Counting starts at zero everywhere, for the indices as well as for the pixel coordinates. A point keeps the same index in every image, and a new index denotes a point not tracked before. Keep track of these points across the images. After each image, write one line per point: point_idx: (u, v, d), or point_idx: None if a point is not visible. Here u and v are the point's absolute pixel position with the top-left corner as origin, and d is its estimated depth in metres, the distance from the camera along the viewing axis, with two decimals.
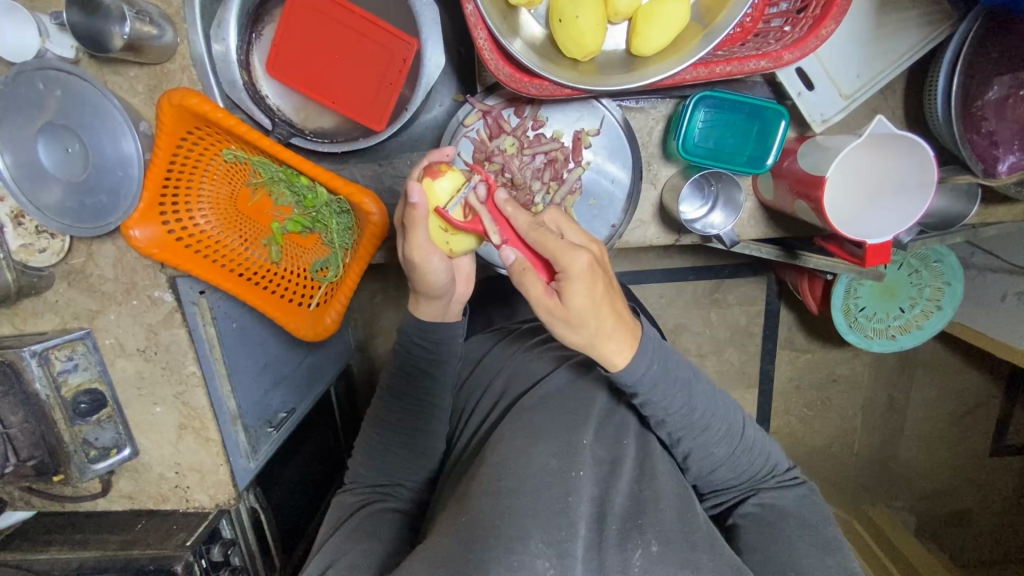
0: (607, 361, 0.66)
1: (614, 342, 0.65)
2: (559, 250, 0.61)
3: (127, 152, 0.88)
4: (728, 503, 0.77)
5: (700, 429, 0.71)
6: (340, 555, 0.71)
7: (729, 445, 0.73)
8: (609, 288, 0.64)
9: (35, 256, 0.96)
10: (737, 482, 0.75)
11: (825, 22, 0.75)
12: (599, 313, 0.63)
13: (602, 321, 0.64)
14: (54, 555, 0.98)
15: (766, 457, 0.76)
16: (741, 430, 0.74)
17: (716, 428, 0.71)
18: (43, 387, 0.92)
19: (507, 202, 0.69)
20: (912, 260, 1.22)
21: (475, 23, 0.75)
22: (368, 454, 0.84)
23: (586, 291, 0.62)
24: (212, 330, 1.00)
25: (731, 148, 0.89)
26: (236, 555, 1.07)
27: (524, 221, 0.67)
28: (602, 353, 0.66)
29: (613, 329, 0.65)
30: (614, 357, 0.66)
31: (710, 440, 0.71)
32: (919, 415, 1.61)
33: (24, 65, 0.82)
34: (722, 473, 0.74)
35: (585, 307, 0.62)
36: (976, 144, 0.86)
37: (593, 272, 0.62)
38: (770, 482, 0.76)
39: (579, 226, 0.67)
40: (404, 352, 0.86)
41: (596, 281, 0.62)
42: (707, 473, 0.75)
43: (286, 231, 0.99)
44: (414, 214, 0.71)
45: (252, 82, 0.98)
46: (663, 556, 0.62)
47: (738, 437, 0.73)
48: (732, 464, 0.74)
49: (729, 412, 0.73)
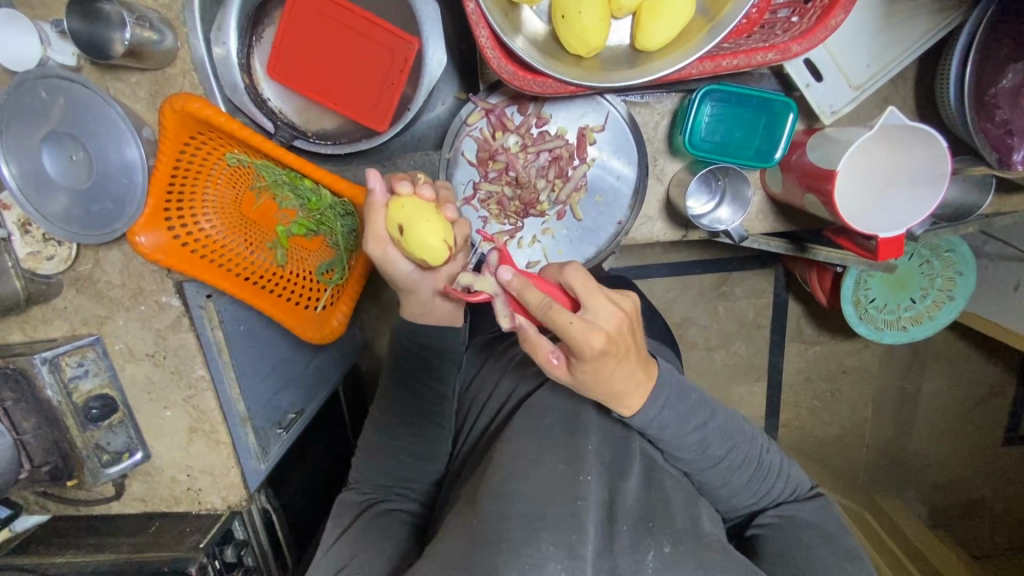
0: (618, 410, 0.66)
1: (630, 395, 0.64)
2: (573, 333, 0.57)
3: (130, 159, 0.88)
4: (743, 518, 0.76)
5: (722, 462, 0.71)
6: (351, 556, 0.72)
7: (748, 473, 0.72)
8: (624, 354, 0.60)
9: (42, 264, 0.96)
10: (754, 500, 0.74)
11: (835, 12, 0.73)
12: (612, 379, 0.62)
13: (615, 381, 0.62)
14: (69, 558, 0.99)
15: (787, 478, 0.75)
16: (759, 456, 0.73)
17: (734, 459, 0.71)
18: (55, 394, 0.92)
19: (514, 278, 0.61)
20: (924, 250, 1.21)
21: (478, 21, 0.74)
22: (370, 457, 0.84)
23: (593, 366, 0.59)
24: (220, 334, 0.99)
25: (738, 142, 0.88)
26: (249, 555, 1.08)
27: (536, 300, 0.59)
28: (618, 402, 0.64)
29: (631, 376, 0.63)
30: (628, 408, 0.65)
31: (726, 470, 0.71)
32: (931, 406, 1.59)
33: (25, 74, 0.81)
34: (743, 497, 0.73)
35: (599, 376, 0.61)
36: (990, 133, 0.84)
37: (609, 351, 0.58)
38: (791, 498, 0.75)
39: (604, 293, 0.59)
40: (404, 363, 0.86)
41: (613, 354, 0.59)
42: (724, 500, 0.74)
43: (291, 234, 0.98)
44: (371, 199, 0.73)
45: (254, 85, 0.99)
46: (676, 557, 0.61)
47: (756, 463, 0.73)
48: (751, 490, 0.73)
49: (751, 440, 0.73)
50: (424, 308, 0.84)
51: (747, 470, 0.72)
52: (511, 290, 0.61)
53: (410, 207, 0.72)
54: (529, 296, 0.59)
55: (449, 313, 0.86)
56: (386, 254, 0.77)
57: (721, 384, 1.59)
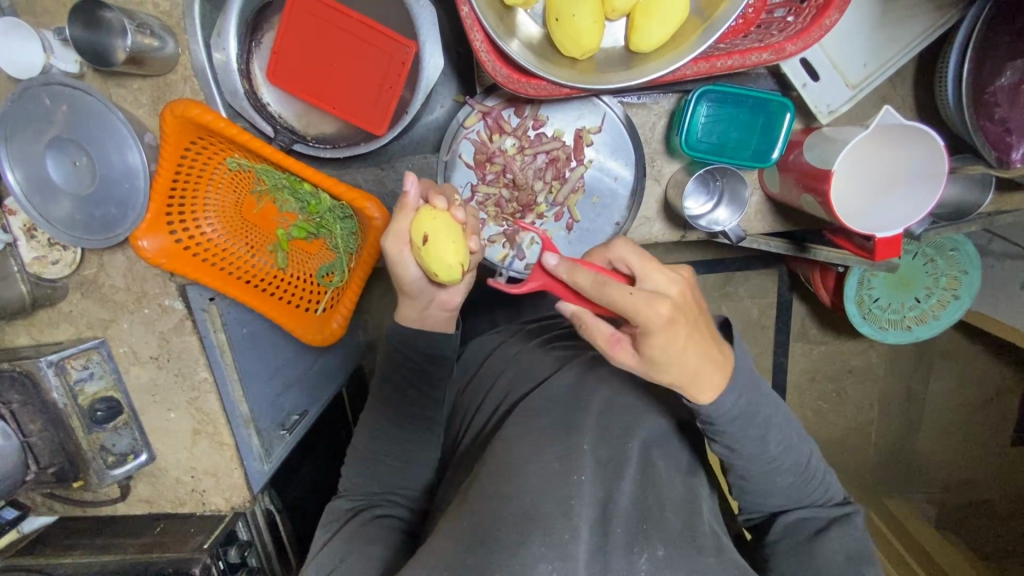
0: (694, 397, 0.64)
1: (708, 373, 0.63)
2: (634, 308, 0.56)
3: (132, 164, 0.89)
4: (766, 517, 0.76)
5: (772, 457, 0.70)
6: (339, 561, 0.72)
7: (793, 474, 0.71)
8: (694, 327, 0.59)
9: (48, 268, 0.98)
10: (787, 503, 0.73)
11: (829, 12, 0.73)
12: (683, 359, 0.60)
13: (690, 357, 0.60)
14: (76, 559, 1.00)
15: (824, 486, 0.74)
16: (806, 462, 0.72)
17: (784, 461, 0.70)
18: (61, 396, 0.94)
19: (559, 263, 0.62)
20: (928, 249, 1.20)
21: (472, 25, 0.74)
22: (371, 462, 0.83)
23: (665, 342, 0.57)
24: (222, 336, 1.00)
25: (735, 142, 0.87)
26: (253, 557, 1.08)
27: (585, 280, 0.59)
28: (695, 386, 0.63)
29: (700, 363, 0.61)
30: (703, 392, 0.64)
31: (774, 471, 0.70)
32: (936, 408, 1.58)
33: (30, 81, 0.83)
34: (776, 499, 0.73)
35: (674, 355, 0.59)
36: (989, 132, 0.84)
37: (677, 320, 0.57)
38: (824, 505, 0.74)
39: (656, 263, 0.59)
40: (395, 363, 0.85)
41: (681, 323, 0.57)
42: (760, 499, 0.73)
43: (292, 237, 1.00)
44: (404, 202, 0.74)
45: (253, 90, 0.99)
46: (669, 559, 0.62)
47: (802, 468, 0.72)
48: (787, 493, 0.72)
49: (801, 445, 0.72)
50: (419, 315, 0.83)
51: (792, 474, 0.71)
52: (561, 274, 0.61)
53: (438, 223, 0.72)
54: (579, 278, 0.60)
55: (444, 323, 0.85)
56: (404, 260, 0.76)
57: None
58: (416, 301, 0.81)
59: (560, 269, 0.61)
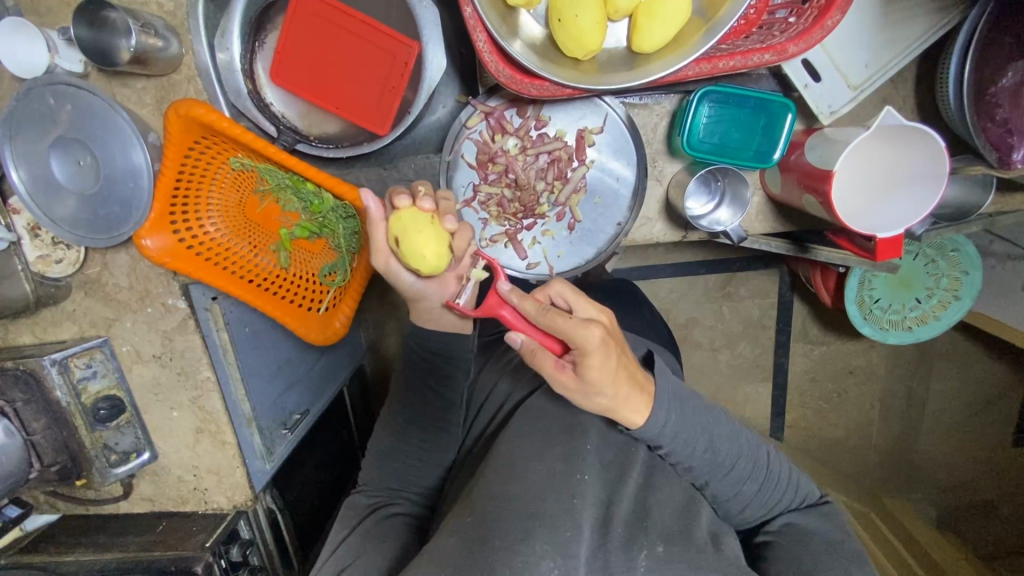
0: (627, 421, 0.66)
1: (633, 406, 0.66)
2: (573, 329, 0.61)
3: (137, 164, 0.88)
4: (753, 525, 0.76)
5: (726, 470, 0.70)
6: (357, 555, 0.72)
7: (756, 481, 0.72)
8: (624, 361, 0.64)
9: (52, 267, 0.98)
10: (765, 511, 0.74)
11: (831, 13, 0.73)
12: (611, 390, 0.63)
13: (620, 389, 0.64)
14: (78, 556, 1.00)
15: (795, 487, 0.75)
16: (766, 463, 0.74)
17: (741, 468, 0.71)
18: (64, 394, 0.94)
19: (512, 290, 0.66)
20: (928, 249, 1.20)
21: (474, 26, 0.74)
22: (382, 457, 0.85)
23: (601, 366, 0.61)
24: (225, 336, 1.01)
25: (736, 143, 0.88)
26: (255, 555, 1.09)
27: (531, 307, 0.64)
28: (622, 415, 0.66)
29: (629, 397, 0.65)
30: (632, 417, 0.66)
31: (738, 479, 0.71)
32: (936, 411, 1.59)
33: (34, 81, 0.83)
34: (754, 509, 0.73)
35: (605, 380, 0.62)
36: (990, 132, 0.84)
37: (607, 346, 0.61)
38: (798, 506, 0.75)
39: (588, 297, 0.65)
40: (411, 363, 0.86)
41: (612, 351, 0.62)
42: (737, 511, 0.74)
43: (294, 237, 0.99)
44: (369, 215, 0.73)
45: (257, 90, 0.99)
46: (669, 558, 0.62)
47: (764, 472, 0.73)
48: (762, 500, 0.73)
49: (754, 449, 0.73)
50: (431, 314, 0.84)
51: (758, 479, 0.72)
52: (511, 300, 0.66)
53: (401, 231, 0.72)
54: (528, 305, 0.65)
55: (456, 321, 0.85)
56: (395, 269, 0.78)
57: (725, 385, 1.59)
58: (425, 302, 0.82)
59: (511, 295, 0.66)
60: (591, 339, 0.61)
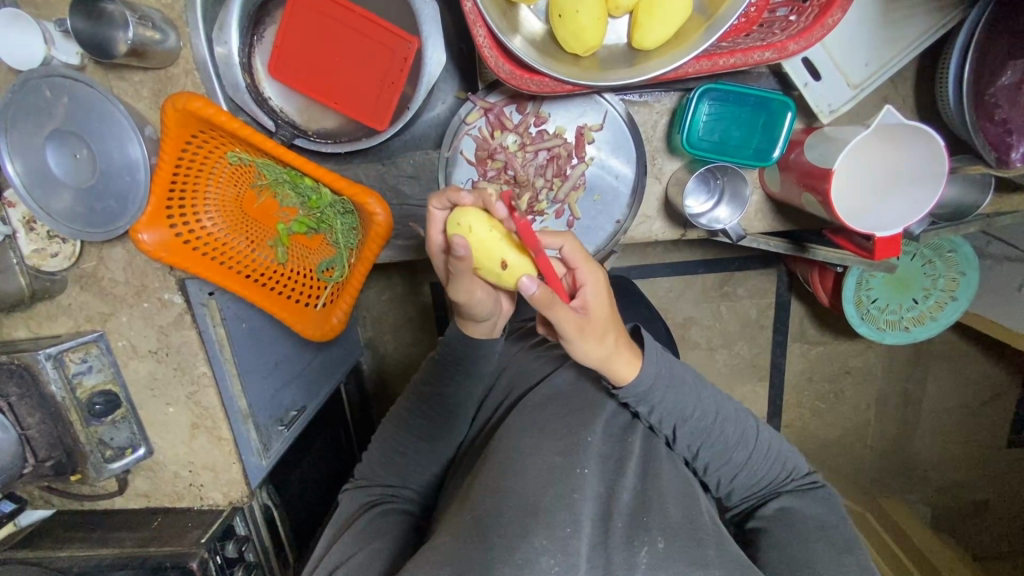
0: (614, 378, 0.69)
1: (623, 360, 0.68)
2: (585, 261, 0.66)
3: (134, 158, 0.88)
4: (750, 500, 0.76)
5: (715, 434, 0.73)
6: (349, 555, 0.71)
7: (745, 449, 0.74)
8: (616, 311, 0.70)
9: (47, 261, 0.98)
10: (757, 488, 0.76)
11: (832, 11, 0.73)
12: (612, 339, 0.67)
13: (615, 337, 0.67)
14: (73, 552, 0.99)
15: (785, 463, 0.76)
16: (755, 434, 0.75)
17: (731, 435, 0.73)
18: (58, 389, 0.93)
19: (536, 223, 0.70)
20: (925, 251, 1.20)
21: (474, 20, 0.74)
22: (385, 455, 0.85)
23: (605, 304, 0.66)
24: (222, 331, 1.01)
25: (736, 141, 0.88)
26: (250, 551, 1.09)
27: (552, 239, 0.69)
28: (614, 368, 0.68)
29: (622, 344, 0.68)
30: (621, 371, 0.69)
31: (727, 445, 0.73)
32: (935, 408, 1.58)
33: (31, 72, 0.83)
34: (743, 480, 0.75)
35: (607, 319, 0.66)
36: (988, 132, 0.83)
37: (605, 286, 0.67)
38: (790, 485, 0.75)
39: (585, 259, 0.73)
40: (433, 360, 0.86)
41: (610, 295, 0.67)
42: (727, 480, 0.75)
43: (292, 232, 1.00)
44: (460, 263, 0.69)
45: (255, 84, 0.99)
46: (669, 553, 0.61)
47: (753, 441, 0.74)
48: (752, 470, 0.74)
49: (741, 421, 0.74)
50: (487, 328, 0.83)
51: (746, 451, 0.74)
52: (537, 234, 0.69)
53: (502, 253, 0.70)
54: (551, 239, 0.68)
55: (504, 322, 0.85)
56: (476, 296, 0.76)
57: (722, 384, 1.60)
58: (487, 319, 0.81)
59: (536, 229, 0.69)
60: (594, 275, 0.67)
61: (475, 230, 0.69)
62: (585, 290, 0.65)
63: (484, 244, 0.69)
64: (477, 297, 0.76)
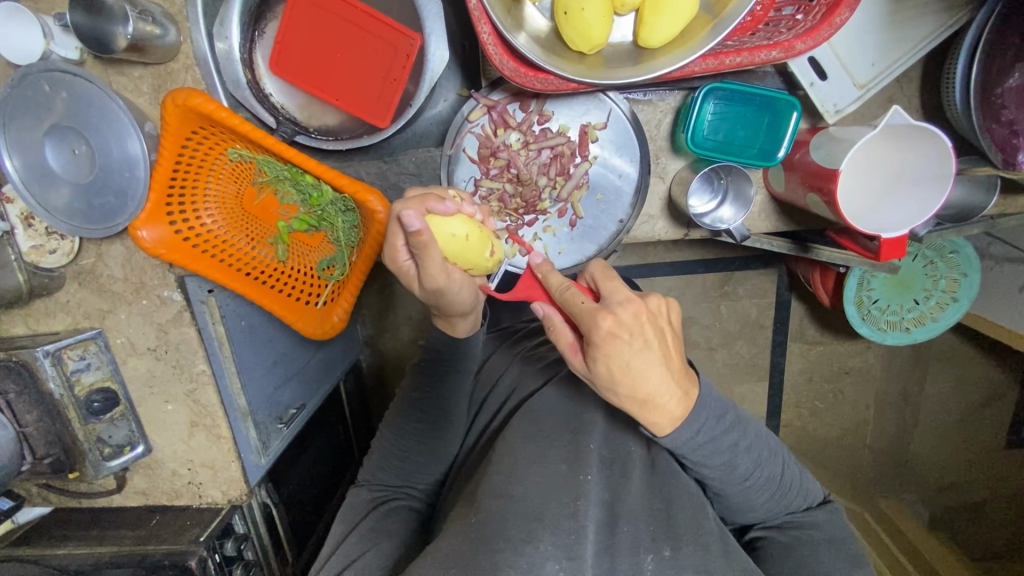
0: (648, 426, 0.63)
1: (659, 408, 0.62)
2: (582, 311, 0.61)
3: (133, 153, 0.87)
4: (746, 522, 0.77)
5: (741, 473, 0.69)
6: (356, 556, 0.71)
7: (770, 490, 0.71)
8: (650, 350, 0.60)
9: (44, 257, 0.96)
10: (772, 516, 0.74)
11: (839, 11, 0.72)
12: (640, 389, 0.60)
13: (643, 385, 0.60)
14: (71, 550, 0.99)
15: (805, 493, 0.75)
16: (781, 473, 0.72)
17: (759, 477, 0.70)
18: (57, 386, 0.93)
19: (541, 264, 0.70)
20: (928, 252, 1.20)
21: (479, 17, 0.73)
22: (385, 459, 0.84)
23: (616, 354, 0.59)
24: (222, 329, 0.99)
25: (741, 141, 0.87)
26: (250, 549, 1.08)
27: (554, 281, 0.68)
28: (646, 415, 0.62)
29: (660, 392, 0.61)
30: (656, 420, 0.63)
31: (753, 487, 0.70)
32: (934, 408, 1.57)
33: (29, 67, 0.81)
34: (760, 511, 0.73)
35: (618, 370, 0.60)
36: (996, 133, 0.84)
37: (621, 334, 0.59)
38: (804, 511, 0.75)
39: (619, 281, 0.63)
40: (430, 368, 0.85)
41: (627, 344, 0.59)
42: (743, 513, 0.73)
43: (292, 230, 0.99)
44: (421, 239, 0.66)
45: (256, 80, 0.98)
46: (676, 562, 0.61)
47: (777, 481, 0.72)
48: (770, 506, 0.72)
49: (772, 457, 0.72)
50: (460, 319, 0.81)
51: (773, 488, 0.71)
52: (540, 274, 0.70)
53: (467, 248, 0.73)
54: (552, 281, 0.68)
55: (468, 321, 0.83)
56: (450, 282, 0.73)
57: (722, 383, 1.59)
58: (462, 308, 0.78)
59: (539, 267, 0.70)
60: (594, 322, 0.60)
61: (455, 233, 0.70)
62: (585, 339, 0.61)
63: (472, 242, 0.72)
64: (450, 282, 0.73)
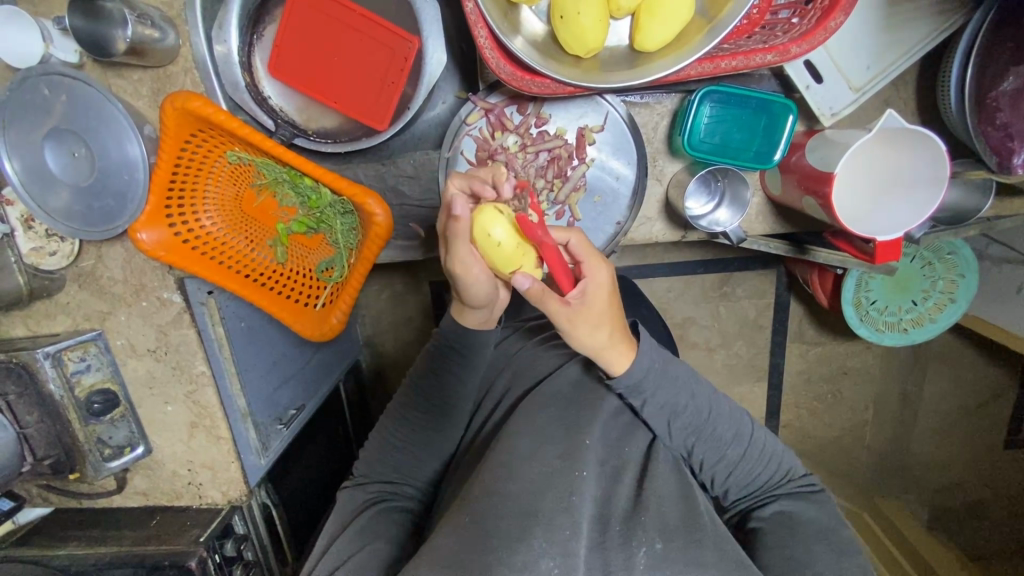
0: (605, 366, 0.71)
1: (615, 350, 0.70)
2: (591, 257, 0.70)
3: (132, 156, 0.87)
4: (744, 509, 0.76)
5: (709, 430, 0.73)
6: (349, 555, 0.71)
7: (741, 447, 0.74)
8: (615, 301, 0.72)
9: (45, 259, 0.97)
10: (755, 489, 0.75)
11: (834, 15, 0.73)
12: (605, 333, 0.69)
13: (611, 328, 0.69)
14: (73, 550, 1.00)
15: (781, 465, 0.76)
16: (750, 432, 0.74)
17: (726, 429, 0.73)
18: (57, 388, 0.94)
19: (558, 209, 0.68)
20: (925, 253, 1.20)
21: (476, 21, 0.73)
22: (382, 451, 0.85)
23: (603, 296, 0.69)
24: (221, 331, 1.00)
25: (738, 143, 0.87)
26: (248, 549, 1.09)
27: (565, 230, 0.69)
28: (606, 357, 0.70)
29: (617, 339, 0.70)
30: (614, 362, 0.70)
31: (720, 440, 0.73)
32: (933, 409, 1.52)
33: (28, 71, 0.82)
34: (738, 478, 0.75)
35: (600, 311, 0.69)
36: (990, 137, 0.82)
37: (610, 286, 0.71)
38: (787, 487, 0.75)
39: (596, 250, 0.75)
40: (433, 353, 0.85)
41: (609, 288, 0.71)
42: (722, 479, 0.75)
43: (291, 232, 1.00)
44: (457, 226, 0.72)
45: (255, 83, 0.98)
46: (667, 554, 0.61)
47: (748, 440, 0.74)
48: (746, 469, 0.74)
49: (735, 419, 0.74)
50: (483, 317, 0.83)
51: (743, 451, 0.74)
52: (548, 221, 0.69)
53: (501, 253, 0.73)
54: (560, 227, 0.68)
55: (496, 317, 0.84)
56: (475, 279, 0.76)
57: (722, 384, 1.60)
58: (483, 307, 0.80)
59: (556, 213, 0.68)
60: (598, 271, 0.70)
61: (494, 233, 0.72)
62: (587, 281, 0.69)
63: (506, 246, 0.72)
64: (471, 276, 0.75)
